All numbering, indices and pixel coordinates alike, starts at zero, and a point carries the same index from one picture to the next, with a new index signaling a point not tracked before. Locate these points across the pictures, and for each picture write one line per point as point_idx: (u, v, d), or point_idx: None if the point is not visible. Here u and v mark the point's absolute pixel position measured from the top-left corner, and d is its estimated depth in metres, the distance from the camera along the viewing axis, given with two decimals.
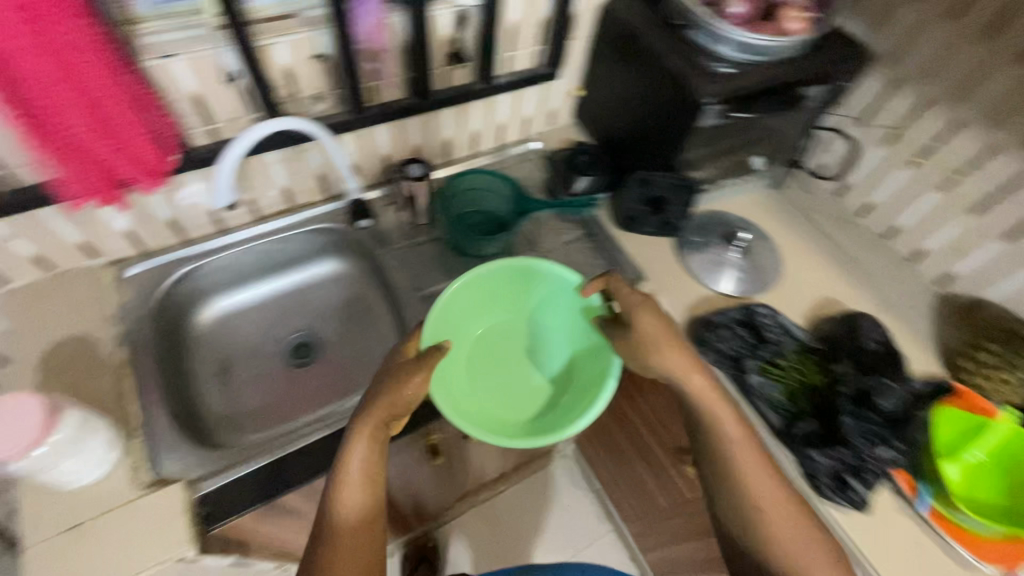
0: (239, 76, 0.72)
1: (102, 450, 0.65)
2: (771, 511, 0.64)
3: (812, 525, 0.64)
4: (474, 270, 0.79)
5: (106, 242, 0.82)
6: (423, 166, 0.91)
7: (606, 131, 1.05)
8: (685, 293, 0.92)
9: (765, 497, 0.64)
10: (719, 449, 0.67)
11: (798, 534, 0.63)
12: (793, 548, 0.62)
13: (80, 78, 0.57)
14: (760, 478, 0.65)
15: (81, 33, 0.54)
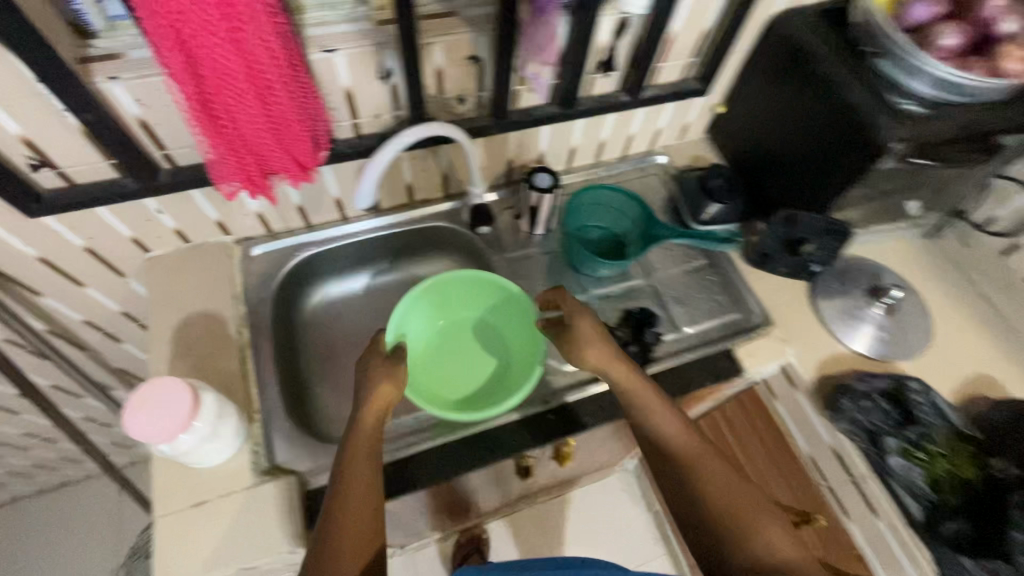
0: (394, 74, 0.69)
1: (231, 434, 0.66)
2: (725, 494, 0.61)
3: (757, 508, 0.60)
4: (447, 273, 0.84)
5: (239, 221, 0.84)
6: (553, 176, 0.87)
7: (744, 154, 0.96)
8: (816, 347, 0.84)
9: (715, 475, 0.63)
10: (664, 445, 0.66)
11: (761, 530, 0.58)
12: (754, 537, 0.58)
13: (255, 66, 0.54)
14: (699, 464, 0.64)
15: (264, 16, 0.50)
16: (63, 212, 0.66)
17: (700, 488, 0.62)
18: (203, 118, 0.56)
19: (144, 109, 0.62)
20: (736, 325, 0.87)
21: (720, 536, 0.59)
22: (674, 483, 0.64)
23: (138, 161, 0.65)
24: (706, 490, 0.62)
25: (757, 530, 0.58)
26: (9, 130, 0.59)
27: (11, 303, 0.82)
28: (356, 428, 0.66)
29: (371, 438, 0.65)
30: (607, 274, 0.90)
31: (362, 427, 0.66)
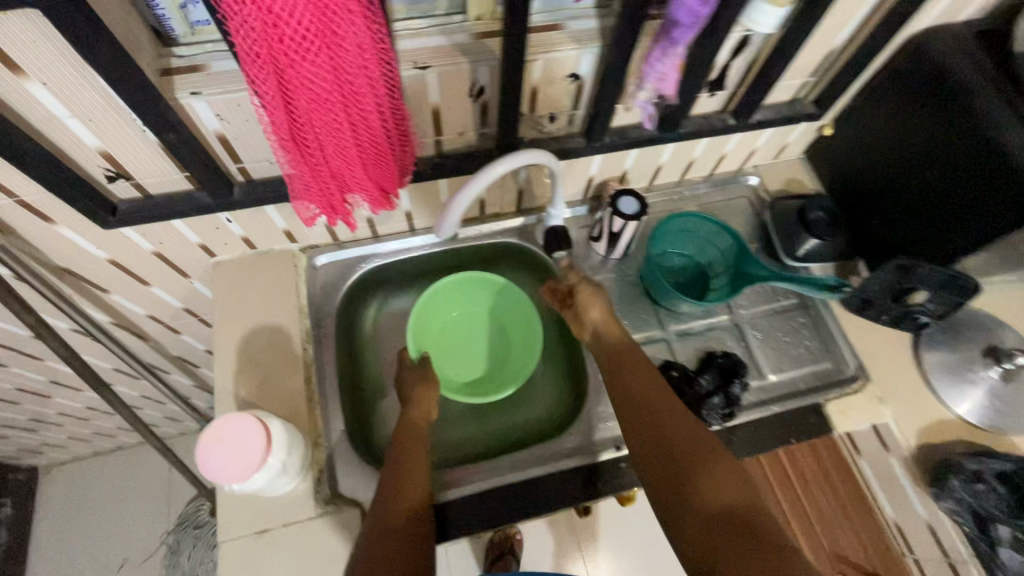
0: (486, 92, 0.63)
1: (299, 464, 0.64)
2: (681, 438, 0.57)
3: (711, 450, 0.55)
4: (469, 275, 0.86)
5: (305, 231, 0.80)
6: (639, 202, 0.79)
7: (851, 183, 0.86)
8: (918, 409, 0.77)
9: (674, 425, 0.59)
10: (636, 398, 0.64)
11: (704, 470, 0.53)
12: (702, 476, 0.53)
13: (349, 90, 0.48)
14: (665, 412, 0.61)
15: (367, 33, 0.45)
16: (136, 224, 0.64)
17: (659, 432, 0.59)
18: (289, 143, 0.51)
19: (224, 125, 0.58)
20: (827, 377, 0.80)
21: (671, 480, 0.54)
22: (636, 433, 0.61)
23: (214, 178, 0.61)
24: (661, 433, 0.58)
25: (705, 470, 0.53)
26: (88, 144, 0.56)
27: (81, 300, 0.82)
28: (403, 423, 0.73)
29: (410, 433, 0.70)
30: (686, 310, 0.83)
31: (404, 421, 0.73)
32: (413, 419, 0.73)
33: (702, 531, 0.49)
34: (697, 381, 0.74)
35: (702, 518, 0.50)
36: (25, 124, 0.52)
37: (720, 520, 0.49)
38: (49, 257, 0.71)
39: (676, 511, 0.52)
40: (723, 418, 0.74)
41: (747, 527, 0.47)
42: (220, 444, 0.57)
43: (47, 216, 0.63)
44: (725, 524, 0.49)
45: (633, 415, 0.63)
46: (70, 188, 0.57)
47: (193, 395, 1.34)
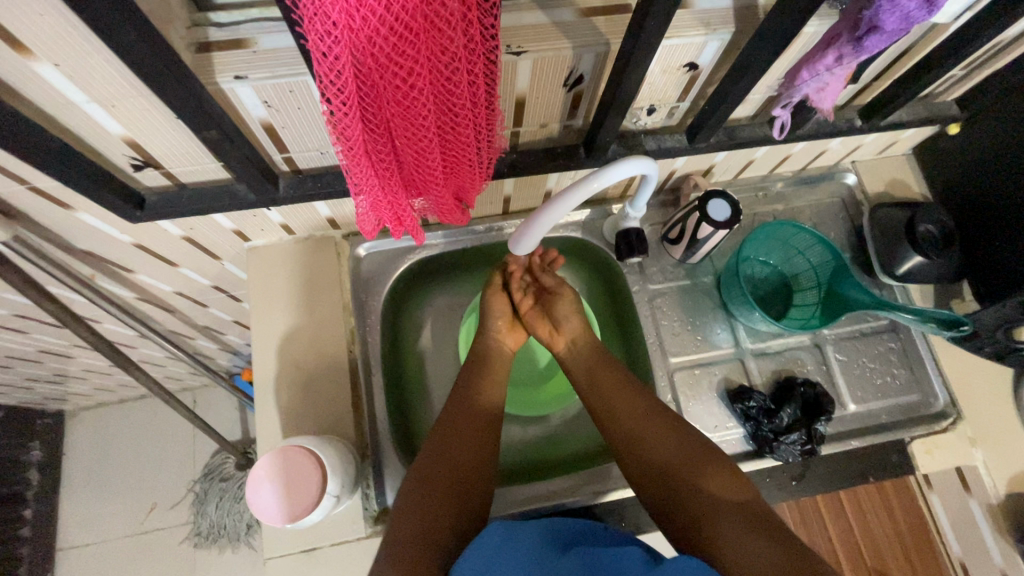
0: (584, 81, 0.52)
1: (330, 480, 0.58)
2: (676, 458, 0.58)
3: (706, 461, 0.56)
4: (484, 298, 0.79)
5: (350, 218, 0.71)
6: (731, 206, 0.69)
7: (969, 194, 0.75)
8: (1012, 455, 0.71)
9: (662, 446, 0.59)
10: (617, 415, 0.64)
11: (700, 482, 0.54)
12: (708, 483, 0.54)
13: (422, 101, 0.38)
14: (649, 430, 0.61)
15: (458, 25, 0.34)
16: (169, 218, 0.56)
17: (655, 449, 0.60)
18: (361, 156, 0.42)
19: (272, 112, 0.48)
20: (915, 411, 0.73)
21: (672, 495, 0.55)
22: (627, 452, 0.61)
23: (259, 172, 0.52)
24: (656, 451, 0.59)
25: (703, 481, 0.54)
26: (110, 131, 0.46)
27: (102, 280, 0.74)
28: (451, 410, 0.66)
29: (478, 419, 0.64)
30: (766, 327, 0.76)
31: (469, 407, 0.65)
32: (485, 404, 0.66)
33: (731, 535, 0.49)
34: (779, 415, 0.68)
35: (705, 528, 0.51)
36: (35, 109, 0.42)
37: (728, 528, 0.49)
38: (68, 240, 0.63)
39: (695, 526, 0.52)
40: (802, 455, 0.68)
41: (750, 531, 0.48)
42: (256, 489, 0.57)
43: (66, 203, 0.54)
44: (731, 531, 0.49)
45: (618, 424, 0.63)
46: (90, 181, 0.47)
47: (217, 357, 1.28)
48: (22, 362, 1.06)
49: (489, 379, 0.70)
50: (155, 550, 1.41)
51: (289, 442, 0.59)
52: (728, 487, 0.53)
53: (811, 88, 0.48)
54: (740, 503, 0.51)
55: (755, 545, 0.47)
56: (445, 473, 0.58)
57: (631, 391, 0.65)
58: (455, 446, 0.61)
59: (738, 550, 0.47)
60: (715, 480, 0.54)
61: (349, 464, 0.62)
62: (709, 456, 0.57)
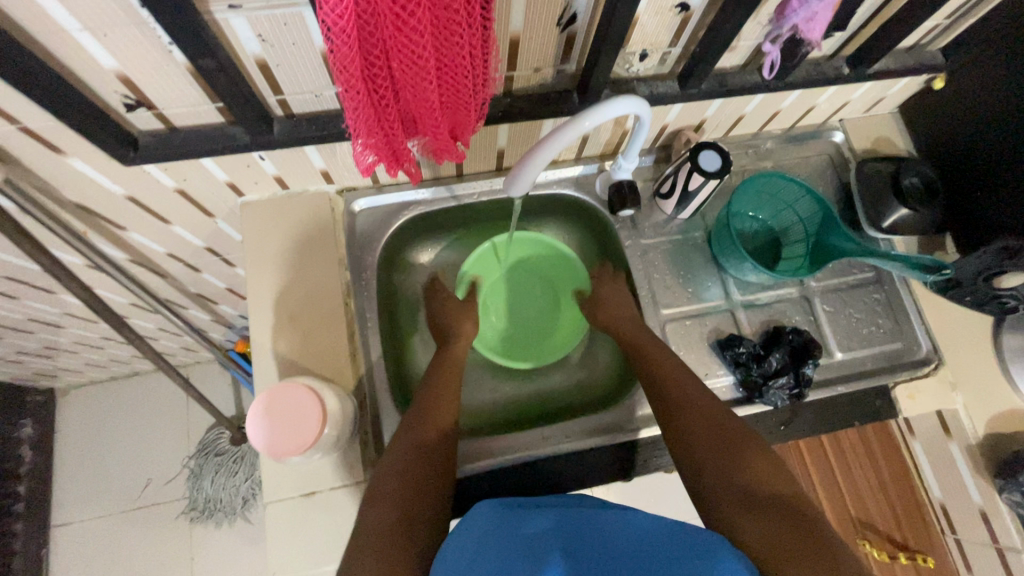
0: (578, 20, 0.52)
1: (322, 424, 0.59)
2: (722, 436, 0.57)
3: (758, 447, 0.55)
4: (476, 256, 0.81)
5: (346, 173, 0.72)
6: (722, 157, 0.70)
7: (954, 147, 0.76)
8: (991, 398, 0.73)
9: (711, 423, 0.58)
10: (668, 390, 0.63)
11: (747, 465, 0.53)
12: (754, 468, 0.53)
13: (416, 18, 0.38)
14: (694, 404, 0.61)
15: None
16: (163, 160, 0.56)
17: (705, 424, 0.58)
18: (357, 81, 0.42)
19: (268, 48, 0.48)
20: (898, 358, 0.76)
21: (711, 468, 0.55)
22: (669, 425, 0.61)
23: (253, 111, 0.52)
24: (706, 426, 0.58)
25: (745, 462, 0.53)
26: (103, 64, 0.46)
27: (94, 236, 0.73)
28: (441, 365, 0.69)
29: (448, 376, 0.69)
30: (756, 279, 0.77)
31: (443, 368, 0.70)
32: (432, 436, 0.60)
33: (770, 521, 0.47)
34: (768, 360, 0.70)
35: (738, 506, 0.50)
36: (28, 37, 0.42)
37: (762, 504, 0.49)
38: (60, 192, 0.63)
39: (734, 509, 0.50)
40: (790, 399, 0.70)
41: (785, 508, 0.48)
42: (252, 424, 0.57)
43: (58, 146, 0.54)
44: (766, 507, 0.49)
45: (666, 397, 0.63)
46: (83, 116, 0.47)
47: (211, 329, 1.28)
48: (12, 332, 1.05)
49: (435, 406, 0.64)
50: (150, 524, 1.41)
51: (281, 386, 0.59)
52: (766, 467, 0.52)
53: (801, 16, 0.50)
54: (786, 495, 0.50)
55: (786, 521, 0.47)
56: (397, 506, 0.52)
57: (681, 371, 0.65)
58: (389, 488, 0.54)
59: (775, 534, 0.46)
60: (754, 457, 0.54)
61: (347, 409, 0.63)
62: (757, 441, 0.55)
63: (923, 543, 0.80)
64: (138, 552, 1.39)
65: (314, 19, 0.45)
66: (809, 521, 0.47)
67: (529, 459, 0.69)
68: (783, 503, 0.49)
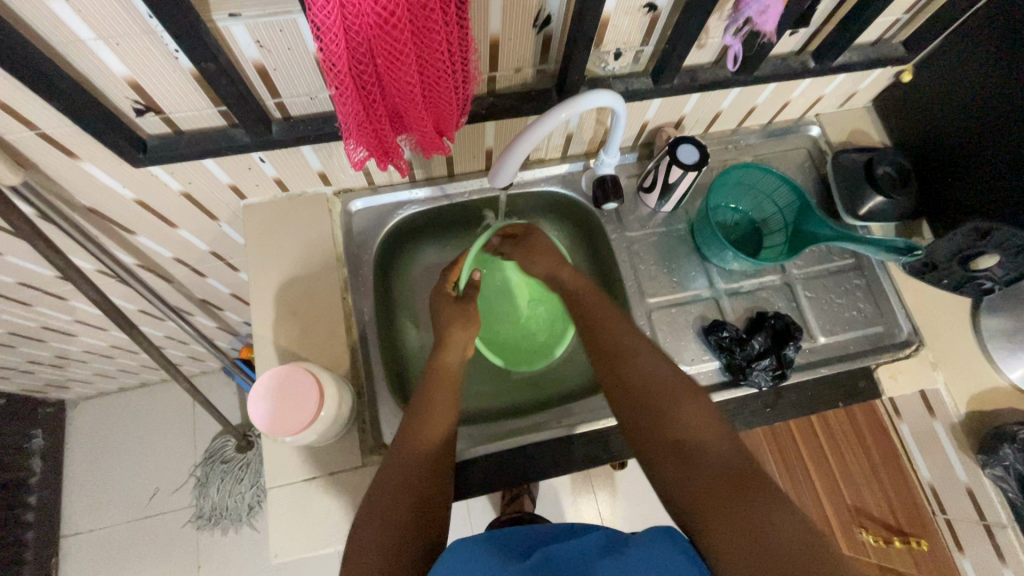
0: (552, 21, 0.56)
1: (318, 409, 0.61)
2: (653, 381, 0.56)
3: (688, 395, 0.55)
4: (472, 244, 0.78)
5: (342, 174, 0.76)
6: (699, 150, 0.73)
7: (924, 136, 0.79)
8: (971, 377, 0.74)
9: (639, 369, 0.58)
10: (602, 339, 0.63)
11: (675, 408, 0.54)
12: (681, 413, 0.53)
13: (394, 15, 0.41)
14: (628, 352, 0.60)
15: None
16: (169, 161, 0.60)
17: (636, 372, 0.58)
18: (345, 77, 0.45)
19: (264, 53, 0.52)
20: (881, 341, 0.78)
21: (642, 417, 0.55)
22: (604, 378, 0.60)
23: (252, 112, 0.56)
24: (637, 374, 0.58)
25: (675, 410, 0.53)
26: (114, 71, 0.50)
27: (105, 240, 0.77)
28: (432, 356, 0.70)
29: (436, 360, 0.69)
30: (737, 267, 0.80)
31: (437, 354, 0.70)
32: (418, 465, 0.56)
33: (694, 472, 0.48)
34: (750, 343, 0.73)
35: (670, 461, 0.50)
36: (47, 45, 0.46)
37: (693, 453, 0.50)
38: (74, 196, 0.67)
39: (659, 456, 0.52)
40: (774, 380, 0.72)
41: (709, 456, 0.49)
42: (254, 404, 0.60)
43: (72, 149, 0.58)
44: (698, 457, 0.49)
45: (600, 348, 0.62)
46: (95, 119, 0.51)
47: (218, 337, 1.32)
48: (26, 340, 1.08)
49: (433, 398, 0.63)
50: (158, 533, 1.43)
51: (289, 367, 0.63)
52: (693, 417, 0.52)
53: (754, 9, 0.53)
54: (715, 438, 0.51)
55: (710, 470, 0.48)
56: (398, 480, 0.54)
57: (614, 325, 0.63)
58: (375, 524, 0.51)
59: (694, 484, 0.48)
60: (686, 406, 0.53)
61: (345, 398, 0.66)
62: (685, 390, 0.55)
63: (917, 527, 0.85)
64: (144, 563, 1.40)
65: (306, 24, 0.49)
66: (735, 467, 0.48)
67: (518, 446, 0.71)
68: (708, 456, 0.49)
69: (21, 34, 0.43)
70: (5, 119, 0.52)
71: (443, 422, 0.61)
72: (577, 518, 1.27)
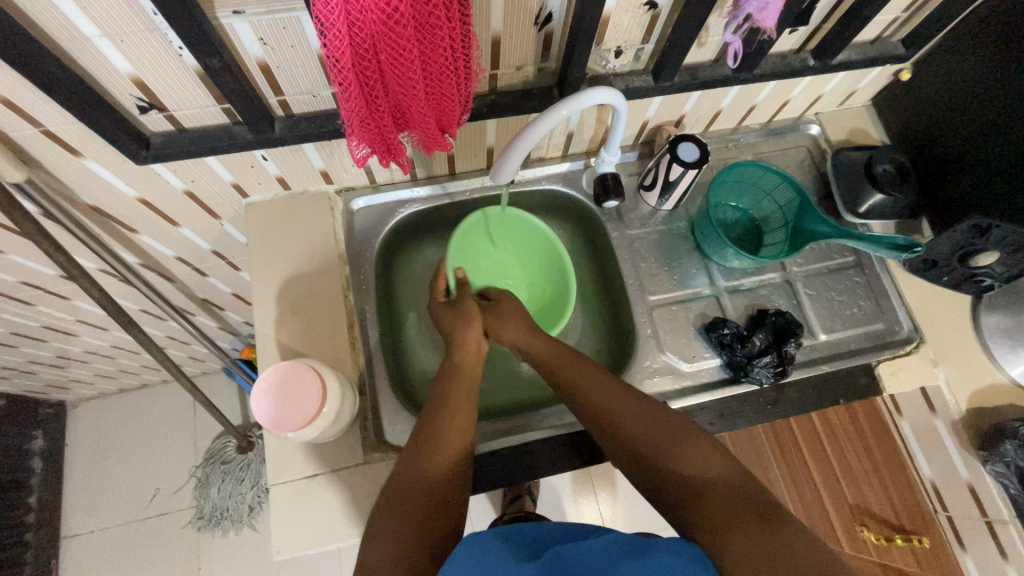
0: (554, 19, 0.57)
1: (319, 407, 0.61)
2: (647, 428, 0.56)
3: (693, 435, 0.54)
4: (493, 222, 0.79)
5: (344, 173, 0.76)
6: (699, 148, 0.73)
7: (923, 134, 0.80)
8: (972, 374, 0.75)
9: (630, 418, 0.58)
10: (585, 393, 0.62)
11: (679, 452, 0.52)
12: (684, 454, 0.52)
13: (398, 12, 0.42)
14: (615, 405, 0.59)
15: None
16: (173, 159, 0.60)
17: (633, 418, 0.58)
18: (349, 74, 0.46)
19: (268, 51, 0.52)
20: (881, 338, 0.78)
21: (650, 460, 0.54)
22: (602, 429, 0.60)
23: (256, 110, 0.56)
24: (631, 423, 0.57)
25: (679, 453, 0.52)
26: (119, 68, 0.50)
27: (108, 238, 0.78)
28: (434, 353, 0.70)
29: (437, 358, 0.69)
30: (738, 265, 0.80)
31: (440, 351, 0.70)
32: (429, 470, 0.55)
33: (714, 509, 0.46)
34: (751, 340, 0.72)
35: (683, 503, 0.49)
36: (53, 43, 0.47)
37: (701, 484, 0.49)
38: (77, 195, 0.67)
39: (676, 497, 0.50)
40: (775, 377, 0.72)
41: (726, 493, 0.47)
42: (258, 399, 0.60)
43: (76, 147, 0.59)
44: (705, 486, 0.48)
45: (588, 399, 0.62)
46: (99, 116, 0.52)
47: (219, 337, 1.32)
48: (27, 340, 1.08)
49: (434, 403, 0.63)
50: (159, 534, 1.43)
51: (293, 363, 0.63)
52: (702, 456, 0.51)
53: (754, 5, 0.54)
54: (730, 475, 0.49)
55: (730, 506, 0.46)
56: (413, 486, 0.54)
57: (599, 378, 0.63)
58: (376, 547, 0.49)
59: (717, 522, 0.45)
60: (691, 447, 0.52)
61: (347, 395, 0.66)
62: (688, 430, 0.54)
63: (919, 525, 0.85)
64: (145, 564, 1.40)
65: (310, 22, 0.50)
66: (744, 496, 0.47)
67: (518, 445, 0.71)
68: (725, 493, 0.47)
69: (27, 30, 0.44)
70: (9, 115, 0.53)
71: (458, 431, 0.60)
72: (578, 517, 1.27)
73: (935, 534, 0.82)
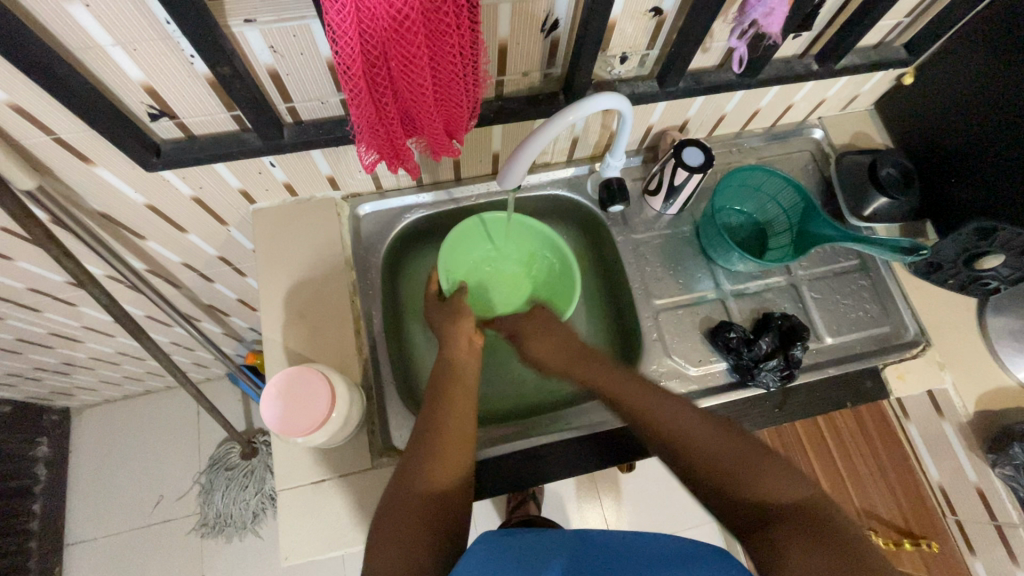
0: (560, 26, 0.57)
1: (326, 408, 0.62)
2: (714, 447, 0.55)
3: (758, 458, 0.53)
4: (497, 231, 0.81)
5: (351, 179, 0.77)
6: (704, 152, 0.74)
7: (927, 138, 0.80)
8: (979, 377, 0.74)
9: (692, 437, 0.56)
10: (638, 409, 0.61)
11: (749, 476, 0.51)
12: (752, 477, 0.51)
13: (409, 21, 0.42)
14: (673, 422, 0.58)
15: None
16: (182, 165, 0.60)
17: (689, 437, 0.56)
18: (360, 81, 0.46)
19: (278, 58, 0.53)
20: (888, 341, 0.78)
21: (715, 484, 0.53)
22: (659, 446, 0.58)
23: (265, 117, 0.57)
24: (691, 442, 0.56)
25: (749, 477, 0.51)
26: (131, 76, 0.51)
27: (116, 244, 0.78)
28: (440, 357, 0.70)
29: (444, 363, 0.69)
30: (743, 269, 0.80)
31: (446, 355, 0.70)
32: (434, 478, 0.55)
33: (789, 537, 0.46)
34: (757, 344, 0.73)
35: (755, 531, 0.48)
36: (67, 52, 0.47)
37: (743, 490, 0.51)
38: (87, 201, 0.68)
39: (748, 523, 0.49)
40: (781, 380, 0.72)
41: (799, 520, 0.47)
42: (267, 404, 0.61)
43: (87, 154, 0.59)
44: (749, 494, 0.50)
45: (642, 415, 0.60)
46: (112, 124, 0.52)
47: (224, 343, 1.32)
48: (34, 346, 1.09)
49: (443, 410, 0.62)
50: (162, 540, 1.42)
51: (302, 367, 0.63)
52: (773, 479, 0.51)
53: (759, 10, 0.55)
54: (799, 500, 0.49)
55: (803, 534, 0.45)
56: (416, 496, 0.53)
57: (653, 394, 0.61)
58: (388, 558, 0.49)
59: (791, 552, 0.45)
60: (758, 469, 0.52)
61: (354, 400, 0.66)
62: (752, 451, 0.53)
63: (927, 527, 0.83)
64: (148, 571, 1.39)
65: (319, 30, 0.50)
66: (789, 502, 0.49)
67: (524, 450, 0.71)
68: (798, 520, 0.47)
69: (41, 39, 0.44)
70: (23, 123, 0.53)
71: (463, 444, 0.60)
72: (582, 523, 1.27)
73: (939, 533, 0.82)
